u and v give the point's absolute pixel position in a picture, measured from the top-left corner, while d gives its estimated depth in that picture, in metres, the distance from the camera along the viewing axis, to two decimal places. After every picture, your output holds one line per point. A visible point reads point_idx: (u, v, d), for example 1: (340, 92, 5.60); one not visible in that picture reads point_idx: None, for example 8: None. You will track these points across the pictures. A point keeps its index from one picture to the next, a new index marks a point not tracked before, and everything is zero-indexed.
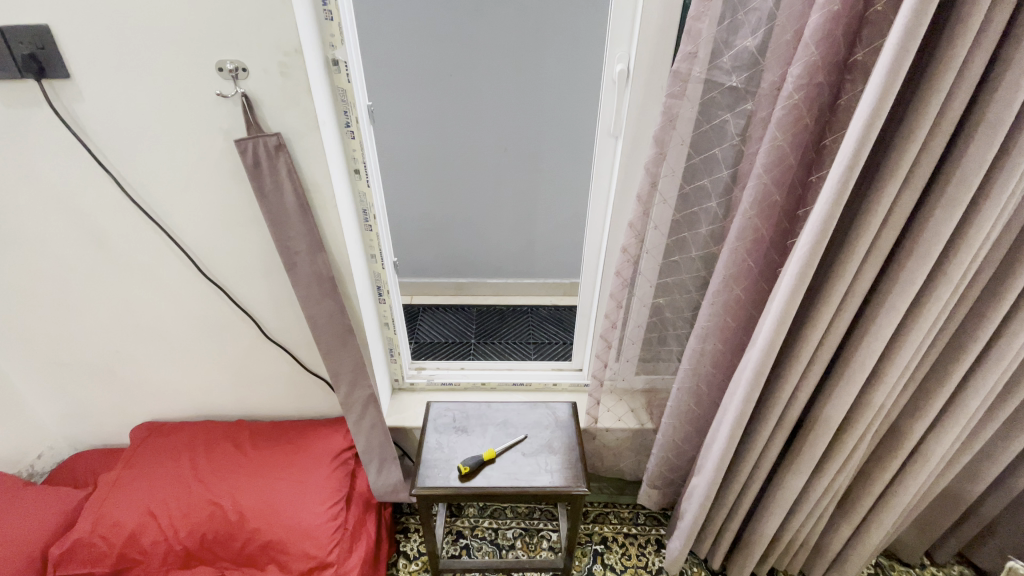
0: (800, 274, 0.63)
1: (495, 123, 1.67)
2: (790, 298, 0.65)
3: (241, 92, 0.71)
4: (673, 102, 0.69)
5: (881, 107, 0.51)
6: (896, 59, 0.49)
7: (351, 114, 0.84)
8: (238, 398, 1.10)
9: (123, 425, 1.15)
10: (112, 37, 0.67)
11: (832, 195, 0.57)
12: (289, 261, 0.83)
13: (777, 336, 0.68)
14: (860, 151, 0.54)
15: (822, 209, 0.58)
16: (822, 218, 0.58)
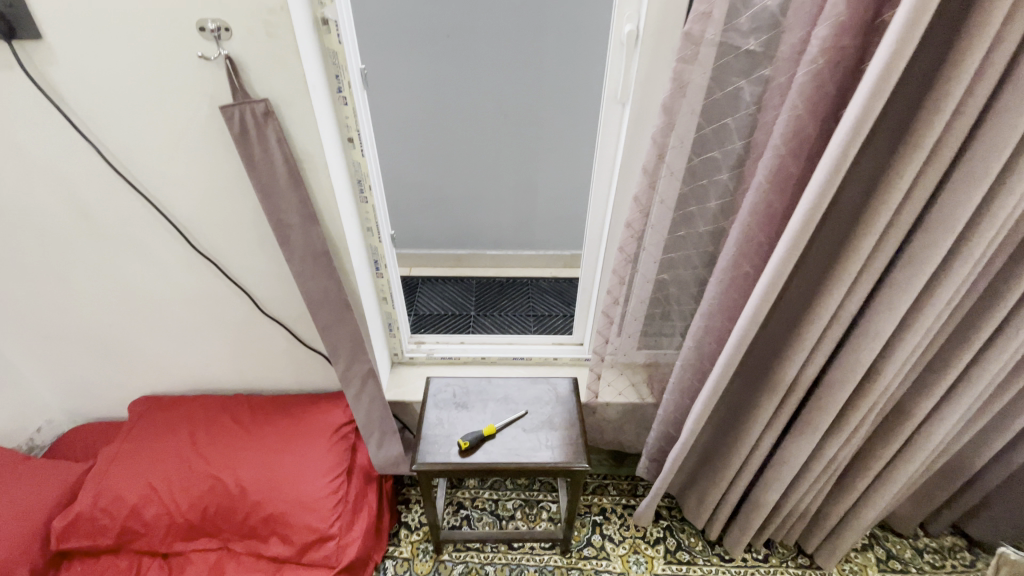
0: (787, 248, 0.61)
1: (495, 89, 1.61)
2: None
3: (224, 54, 0.67)
4: (682, 67, 0.65)
5: (894, 66, 0.47)
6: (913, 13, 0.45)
7: (343, 78, 0.79)
8: (236, 374, 1.09)
9: (122, 398, 1.14)
10: None
11: (830, 164, 0.54)
12: (283, 235, 0.80)
13: (760, 308, 0.67)
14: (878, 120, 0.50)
15: (820, 180, 0.56)
16: (819, 189, 0.56)
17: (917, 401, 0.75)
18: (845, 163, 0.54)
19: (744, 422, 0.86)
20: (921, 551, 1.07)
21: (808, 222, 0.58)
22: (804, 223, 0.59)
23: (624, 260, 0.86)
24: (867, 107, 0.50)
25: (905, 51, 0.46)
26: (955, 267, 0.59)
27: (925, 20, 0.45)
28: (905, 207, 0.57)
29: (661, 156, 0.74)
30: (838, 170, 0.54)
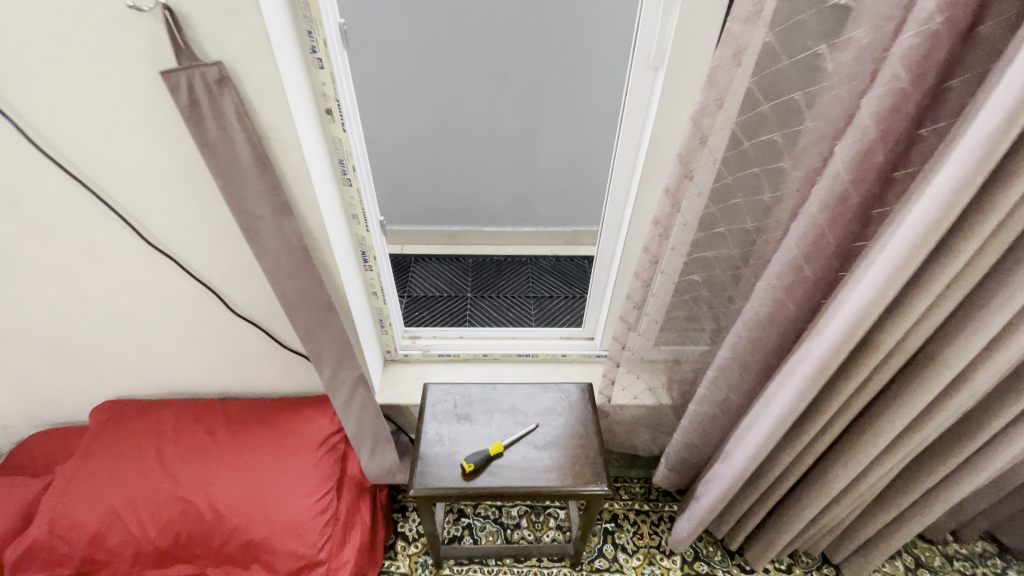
0: (903, 261, 0.47)
1: (494, 51, 1.46)
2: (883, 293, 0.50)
3: (162, 4, 0.52)
4: (741, 29, 0.53)
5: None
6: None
7: (317, 35, 0.64)
8: (209, 375, 0.97)
9: (84, 403, 1.03)
10: None
11: (974, 161, 0.41)
12: (250, 228, 0.67)
13: (854, 332, 0.54)
14: None
15: (950, 183, 0.43)
16: (952, 195, 0.43)
17: (984, 426, 0.64)
18: (989, 159, 0.40)
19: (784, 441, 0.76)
20: (952, 558, 1.01)
21: (933, 232, 0.45)
22: (932, 233, 0.45)
23: (647, 262, 0.78)
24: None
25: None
26: None
27: None
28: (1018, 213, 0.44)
29: (703, 142, 0.63)
30: (983, 168, 0.41)
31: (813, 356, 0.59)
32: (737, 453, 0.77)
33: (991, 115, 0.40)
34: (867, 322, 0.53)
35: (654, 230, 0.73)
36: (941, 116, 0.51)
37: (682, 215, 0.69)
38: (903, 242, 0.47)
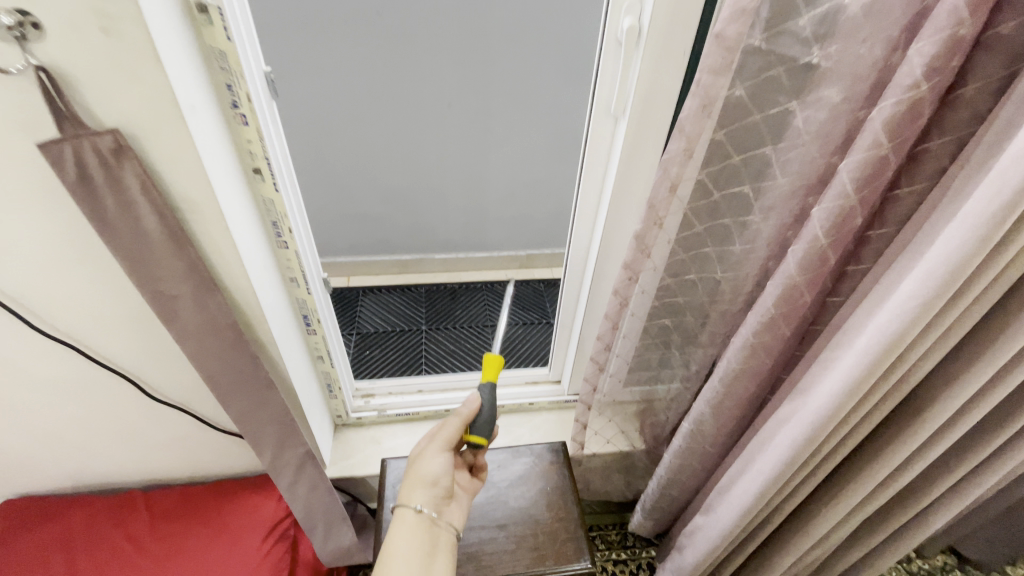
0: (898, 333, 0.44)
1: (437, 74, 1.28)
2: (870, 369, 0.48)
3: (33, 63, 0.43)
4: (711, 80, 0.49)
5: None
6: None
7: (238, 88, 0.55)
8: (129, 465, 0.82)
9: None
10: None
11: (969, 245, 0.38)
12: (167, 310, 0.58)
13: (847, 402, 0.51)
14: None
15: (950, 256, 0.39)
16: (951, 272, 0.40)
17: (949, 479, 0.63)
18: (993, 237, 0.38)
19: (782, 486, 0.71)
20: None
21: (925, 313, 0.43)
22: (925, 313, 0.43)
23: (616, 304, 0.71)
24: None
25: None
26: None
27: None
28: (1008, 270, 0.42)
29: (671, 190, 0.59)
30: (985, 244, 0.38)
31: (807, 419, 0.56)
32: (718, 508, 0.76)
33: (984, 197, 0.37)
34: (866, 382, 0.49)
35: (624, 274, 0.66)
36: (918, 177, 0.48)
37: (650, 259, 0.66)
38: (901, 313, 0.44)
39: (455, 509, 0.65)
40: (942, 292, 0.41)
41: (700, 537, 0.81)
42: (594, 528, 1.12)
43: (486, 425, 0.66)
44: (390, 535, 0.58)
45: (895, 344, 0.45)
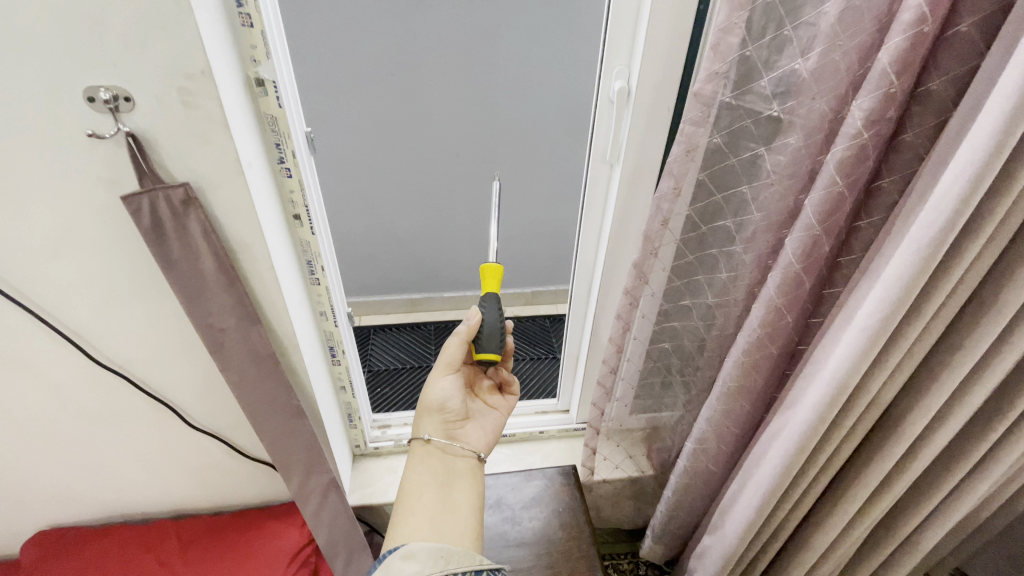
0: (864, 347, 0.50)
1: (446, 127, 1.39)
2: (844, 382, 0.53)
3: (125, 130, 0.52)
4: (692, 130, 0.58)
5: (998, 154, 0.38)
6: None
7: (285, 147, 0.65)
8: (162, 492, 0.88)
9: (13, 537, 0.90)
10: None
11: (914, 266, 0.45)
12: (215, 341, 0.64)
13: (828, 413, 0.56)
14: (961, 221, 0.42)
15: (902, 277, 0.46)
16: (903, 289, 0.46)
17: (936, 492, 0.67)
18: (933, 259, 0.44)
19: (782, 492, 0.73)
20: None
21: (886, 327, 0.48)
22: (885, 327, 0.48)
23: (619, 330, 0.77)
24: (963, 205, 0.41)
25: (1009, 144, 0.38)
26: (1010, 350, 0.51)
27: None
28: (957, 288, 0.48)
29: (664, 224, 0.66)
30: (928, 266, 0.44)
31: (795, 429, 0.60)
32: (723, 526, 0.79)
33: (924, 224, 0.44)
34: (844, 391, 0.54)
35: (625, 301, 0.73)
36: (875, 210, 0.56)
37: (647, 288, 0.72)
38: (866, 327, 0.49)
39: (472, 428, 0.74)
40: (896, 308, 0.47)
41: (708, 558, 0.83)
42: (607, 558, 1.13)
43: (490, 335, 0.66)
44: (410, 462, 0.70)
45: (864, 357, 0.51)
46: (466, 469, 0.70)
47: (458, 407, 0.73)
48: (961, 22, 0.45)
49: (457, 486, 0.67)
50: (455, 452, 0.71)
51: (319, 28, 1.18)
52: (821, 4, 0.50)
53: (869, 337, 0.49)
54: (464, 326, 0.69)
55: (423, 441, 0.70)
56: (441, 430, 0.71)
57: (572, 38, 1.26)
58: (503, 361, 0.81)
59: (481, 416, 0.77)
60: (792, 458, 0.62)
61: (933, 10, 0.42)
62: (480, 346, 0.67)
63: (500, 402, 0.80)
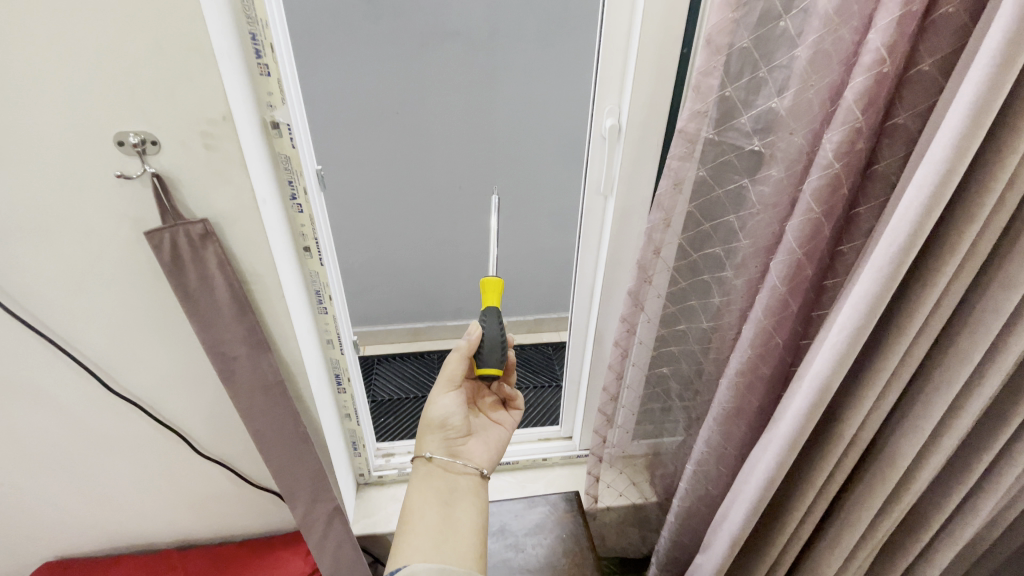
0: (837, 361, 0.52)
1: (449, 162, 1.45)
2: (820, 396, 0.55)
3: (150, 171, 0.56)
4: (679, 164, 0.62)
5: (948, 180, 0.41)
6: (971, 123, 0.39)
7: (297, 184, 0.69)
8: (172, 520, 0.90)
9: (23, 567, 0.92)
10: None
11: (879, 283, 0.47)
12: (226, 369, 0.67)
13: (806, 427, 0.57)
14: (921, 241, 0.44)
15: (868, 295, 0.48)
16: (869, 305, 0.48)
17: (937, 514, 0.67)
18: (897, 275, 0.46)
19: (782, 514, 0.73)
20: None
21: (856, 343, 0.50)
22: (856, 341, 0.50)
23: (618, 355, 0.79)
24: (918, 226, 0.44)
25: (959, 168, 0.41)
26: (993, 370, 0.53)
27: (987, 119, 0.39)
28: (936, 308, 0.51)
29: (657, 252, 0.69)
30: (892, 283, 0.47)
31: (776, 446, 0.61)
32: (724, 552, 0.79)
33: (887, 242, 0.46)
34: (821, 406, 0.55)
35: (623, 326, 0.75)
36: (855, 236, 0.59)
37: (643, 313, 0.75)
38: (837, 340, 0.51)
39: (474, 444, 0.76)
40: (865, 324, 0.49)
41: None
42: None
43: (491, 349, 0.69)
44: (413, 478, 0.71)
45: (837, 371, 0.52)
46: (469, 486, 0.71)
47: (460, 425, 0.74)
48: (922, 62, 0.49)
49: (459, 503, 0.68)
50: (457, 469, 0.72)
51: (328, 72, 1.25)
52: (793, 48, 0.55)
53: (839, 351, 0.51)
54: (464, 341, 0.71)
55: (426, 459, 0.71)
56: (443, 448, 0.73)
57: (569, 78, 1.33)
58: (507, 378, 0.83)
59: (482, 432, 0.79)
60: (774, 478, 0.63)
61: (891, 53, 0.46)
62: (481, 360, 0.69)
63: (506, 418, 0.83)
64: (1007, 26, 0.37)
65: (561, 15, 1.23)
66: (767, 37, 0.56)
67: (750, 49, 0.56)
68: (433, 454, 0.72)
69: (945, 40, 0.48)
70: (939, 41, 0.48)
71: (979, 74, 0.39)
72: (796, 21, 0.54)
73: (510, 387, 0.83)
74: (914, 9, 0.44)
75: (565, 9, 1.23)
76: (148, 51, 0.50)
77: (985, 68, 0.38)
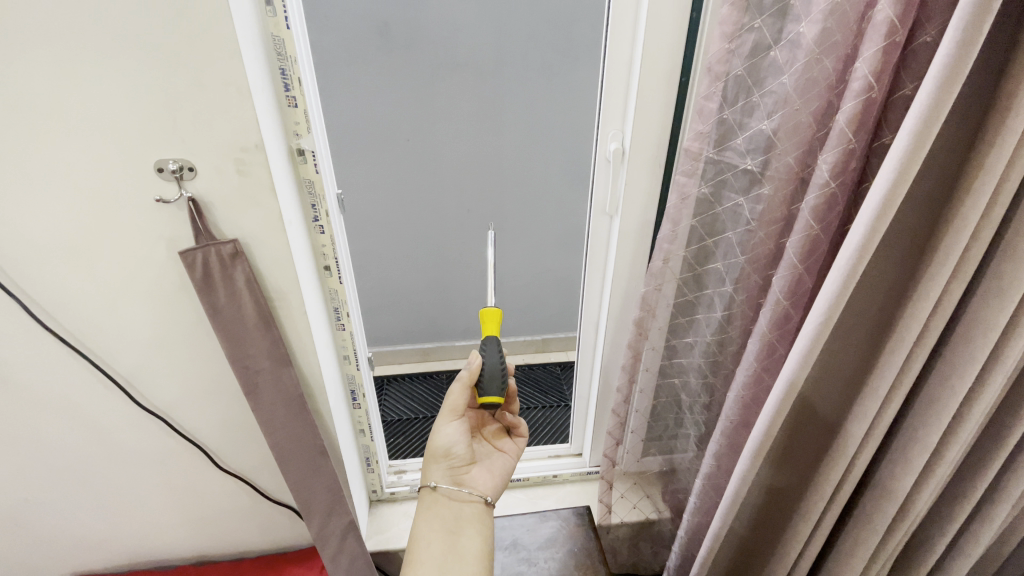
0: (800, 362, 0.55)
1: (458, 185, 1.49)
2: (784, 399, 0.57)
3: (186, 196, 0.60)
4: (685, 180, 0.66)
5: (898, 188, 0.45)
6: (916, 137, 0.43)
7: (320, 207, 0.73)
8: (190, 534, 0.93)
9: None
10: (32, 153, 0.56)
11: (839, 282, 0.50)
12: (250, 384, 0.70)
13: (775, 425, 0.60)
14: (872, 248, 0.48)
15: (829, 294, 0.51)
16: (830, 302, 0.51)
17: (947, 527, 0.68)
18: (851, 281, 0.49)
19: (792, 526, 0.73)
20: None
21: (821, 338, 0.53)
22: (816, 343, 0.53)
23: (630, 358, 0.82)
24: (873, 228, 0.47)
25: (905, 179, 0.44)
26: (991, 380, 0.54)
27: (931, 135, 0.43)
28: (932, 319, 0.53)
29: (665, 263, 0.72)
30: (851, 282, 0.49)
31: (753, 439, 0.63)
32: None
33: (845, 251, 0.50)
34: (790, 400, 0.58)
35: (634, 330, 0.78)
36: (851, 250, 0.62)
37: (654, 320, 0.77)
38: (801, 344, 0.54)
39: (478, 472, 0.77)
40: (824, 328, 0.52)
41: None
42: None
43: (491, 377, 0.69)
44: (419, 509, 0.73)
45: (799, 373, 0.55)
46: (473, 514, 0.72)
47: (464, 453, 0.75)
48: (905, 87, 0.53)
49: (464, 532, 0.70)
50: (462, 498, 0.73)
51: (342, 101, 1.31)
52: (780, 76, 0.58)
53: (806, 347, 0.54)
54: (466, 370, 0.72)
55: (431, 489, 0.73)
56: (448, 477, 0.74)
57: (574, 105, 1.38)
58: (511, 405, 0.84)
59: (487, 460, 0.79)
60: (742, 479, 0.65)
61: (878, 80, 0.50)
62: (483, 390, 0.70)
63: (511, 446, 0.83)
64: (949, 47, 0.40)
65: (565, 46, 1.29)
66: (759, 64, 0.60)
67: (743, 76, 0.60)
68: (438, 484, 0.73)
69: (923, 65, 0.51)
70: (919, 66, 0.51)
71: (925, 91, 0.42)
72: (785, 50, 0.57)
73: (512, 414, 0.84)
74: (897, 40, 0.48)
75: (569, 40, 1.29)
76: (189, 86, 0.55)
77: (928, 89, 0.42)
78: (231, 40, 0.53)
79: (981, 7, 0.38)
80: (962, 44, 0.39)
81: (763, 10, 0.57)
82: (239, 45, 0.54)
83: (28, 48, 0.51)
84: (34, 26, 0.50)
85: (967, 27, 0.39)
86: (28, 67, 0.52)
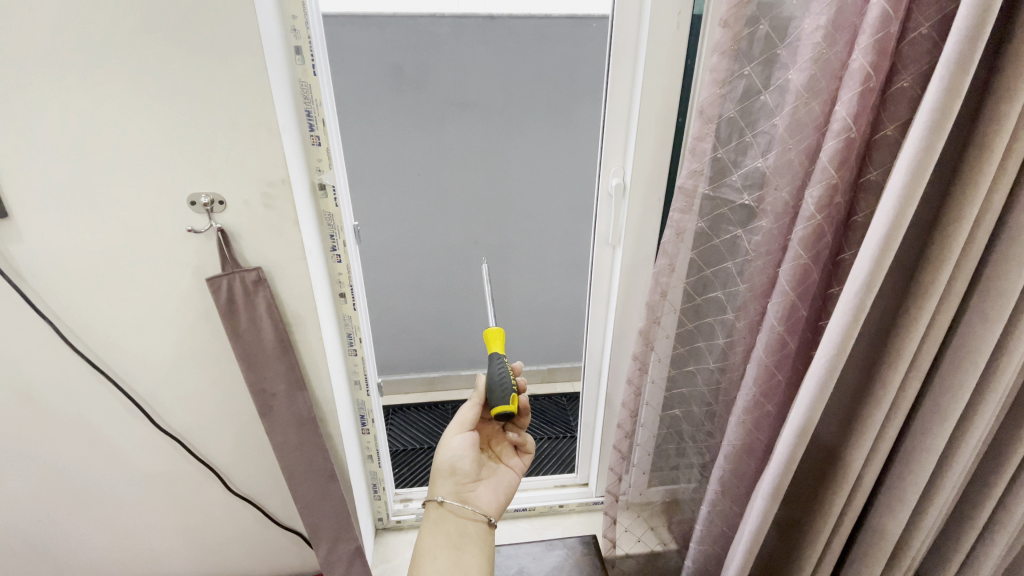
0: (818, 392, 0.56)
1: (465, 217, 1.55)
2: (805, 427, 0.58)
3: (215, 227, 0.64)
4: (681, 216, 0.69)
5: (899, 224, 0.48)
6: (910, 177, 0.46)
7: (338, 238, 0.77)
8: (197, 558, 0.93)
9: None
10: (78, 186, 0.61)
11: (848, 313, 0.52)
12: (265, 406, 0.73)
13: (796, 454, 0.60)
14: (880, 279, 0.50)
15: (841, 325, 0.53)
16: (841, 335, 0.53)
17: (955, 552, 0.68)
18: (861, 312, 0.52)
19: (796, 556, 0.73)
20: None
21: (834, 369, 0.55)
22: (832, 372, 0.55)
23: (632, 395, 0.82)
24: (877, 262, 0.49)
25: (905, 217, 0.47)
26: (982, 406, 0.56)
27: (925, 177, 0.46)
28: (924, 345, 0.55)
29: (664, 295, 0.75)
30: (860, 314, 0.52)
31: (771, 473, 0.63)
32: None
33: (853, 281, 0.52)
34: (806, 434, 0.59)
35: (635, 364, 0.79)
36: (843, 279, 0.65)
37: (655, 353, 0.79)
38: (817, 371, 0.56)
39: (483, 490, 0.77)
40: (838, 357, 0.54)
41: None
42: None
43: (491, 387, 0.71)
44: (425, 523, 0.74)
45: (820, 402, 0.56)
46: (478, 532, 0.73)
47: (470, 470, 0.77)
48: (886, 127, 0.57)
49: (468, 548, 0.71)
50: (467, 515, 0.74)
51: (355, 139, 1.38)
52: (773, 118, 0.63)
53: (820, 378, 0.55)
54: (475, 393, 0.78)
55: (437, 502, 0.74)
56: (454, 493, 0.75)
57: (576, 140, 1.44)
58: (521, 426, 0.84)
59: (494, 479, 0.80)
60: (763, 511, 0.65)
61: (855, 122, 0.54)
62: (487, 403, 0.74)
63: (517, 467, 0.83)
64: (937, 94, 0.44)
65: (568, 87, 1.36)
66: (750, 108, 0.65)
67: (736, 118, 0.65)
68: (445, 498, 0.75)
69: (903, 109, 0.55)
70: (897, 109, 0.55)
71: (916, 135, 0.45)
72: (775, 95, 0.62)
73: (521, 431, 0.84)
74: (872, 86, 0.52)
75: (572, 81, 1.35)
76: (224, 128, 0.60)
77: (919, 133, 0.45)
78: (265, 88, 0.58)
79: (961, 63, 0.42)
80: (945, 94, 0.43)
81: (752, 59, 0.62)
82: (271, 90, 0.59)
83: (82, 93, 0.57)
84: (91, 74, 0.56)
85: (950, 77, 0.43)
86: (82, 109, 0.57)
